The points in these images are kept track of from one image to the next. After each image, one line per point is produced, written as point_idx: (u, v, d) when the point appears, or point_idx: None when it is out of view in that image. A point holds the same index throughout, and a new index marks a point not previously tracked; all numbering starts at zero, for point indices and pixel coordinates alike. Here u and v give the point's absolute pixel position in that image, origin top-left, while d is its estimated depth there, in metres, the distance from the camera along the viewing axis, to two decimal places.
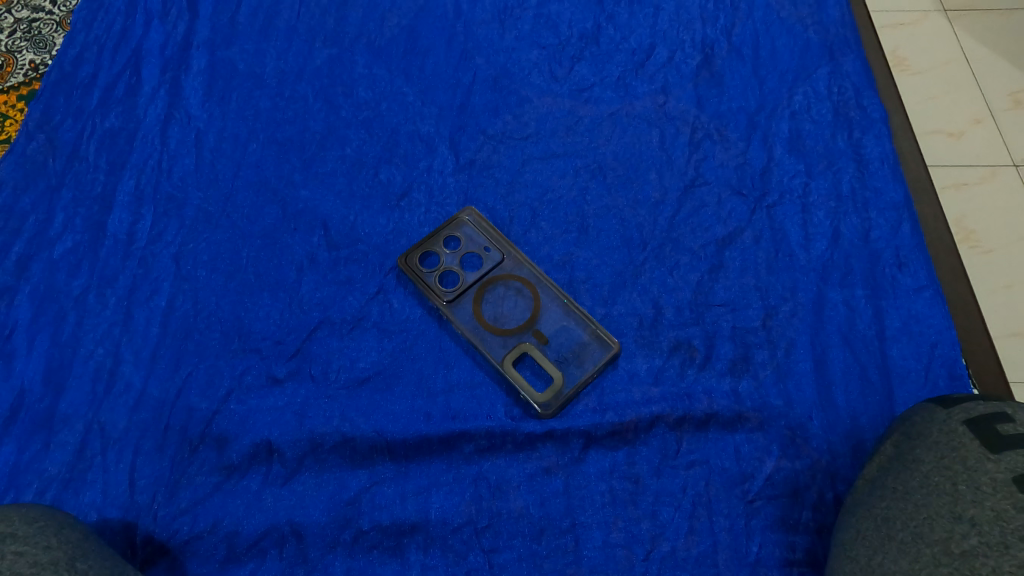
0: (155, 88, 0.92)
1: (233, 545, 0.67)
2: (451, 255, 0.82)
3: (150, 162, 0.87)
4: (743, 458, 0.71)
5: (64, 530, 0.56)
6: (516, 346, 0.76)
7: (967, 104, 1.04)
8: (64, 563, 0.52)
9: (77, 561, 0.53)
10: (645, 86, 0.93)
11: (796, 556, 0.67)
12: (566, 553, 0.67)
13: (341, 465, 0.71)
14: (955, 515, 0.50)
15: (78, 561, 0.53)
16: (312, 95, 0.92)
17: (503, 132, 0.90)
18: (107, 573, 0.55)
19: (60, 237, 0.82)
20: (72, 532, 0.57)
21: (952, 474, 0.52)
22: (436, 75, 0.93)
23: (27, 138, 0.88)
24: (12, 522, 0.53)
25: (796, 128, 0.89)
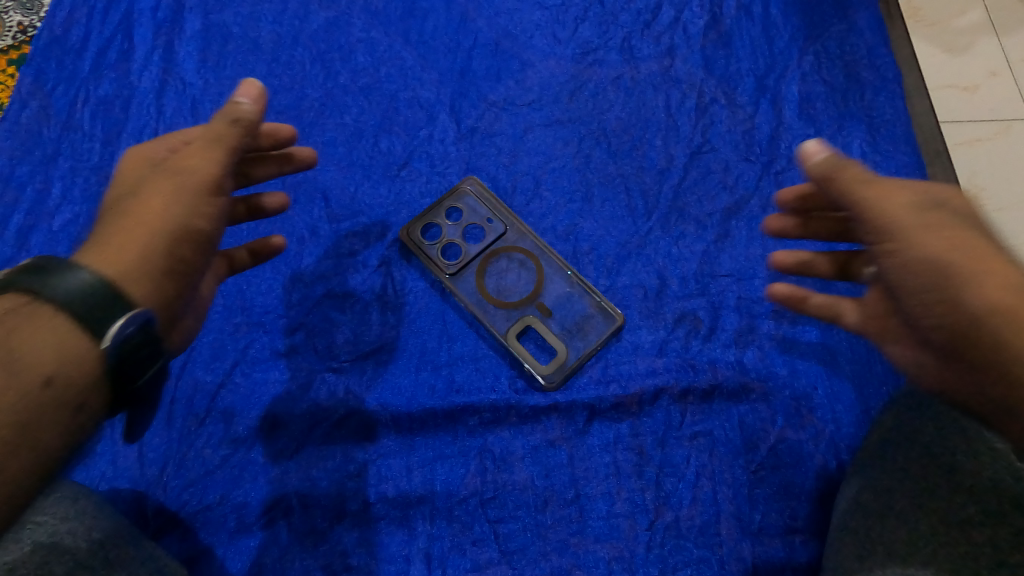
0: (148, 54, 0.90)
1: (243, 515, 0.69)
2: (453, 228, 0.81)
3: (146, 132, 0.86)
4: (747, 429, 0.71)
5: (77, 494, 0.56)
6: (519, 319, 0.76)
7: (984, 56, 1.01)
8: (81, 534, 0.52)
9: (93, 532, 0.53)
10: (650, 47, 0.90)
11: (798, 524, 0.68)
12: (571, 522, 0.68)
13: (346, 438, 0.71)
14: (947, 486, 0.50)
15: (94, 531, 0.53)
16: (310, 61, 0.90)
17: (505, 98, 0.88)
18: (122, 545, 0.55)
19: (58, 209, 0.82)
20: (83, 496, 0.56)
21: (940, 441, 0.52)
22: (436, 38, 0.91)
23: (21, 106, 0.86)
24: (78, 505, 0.54)
25: (806, 90, 0.86)
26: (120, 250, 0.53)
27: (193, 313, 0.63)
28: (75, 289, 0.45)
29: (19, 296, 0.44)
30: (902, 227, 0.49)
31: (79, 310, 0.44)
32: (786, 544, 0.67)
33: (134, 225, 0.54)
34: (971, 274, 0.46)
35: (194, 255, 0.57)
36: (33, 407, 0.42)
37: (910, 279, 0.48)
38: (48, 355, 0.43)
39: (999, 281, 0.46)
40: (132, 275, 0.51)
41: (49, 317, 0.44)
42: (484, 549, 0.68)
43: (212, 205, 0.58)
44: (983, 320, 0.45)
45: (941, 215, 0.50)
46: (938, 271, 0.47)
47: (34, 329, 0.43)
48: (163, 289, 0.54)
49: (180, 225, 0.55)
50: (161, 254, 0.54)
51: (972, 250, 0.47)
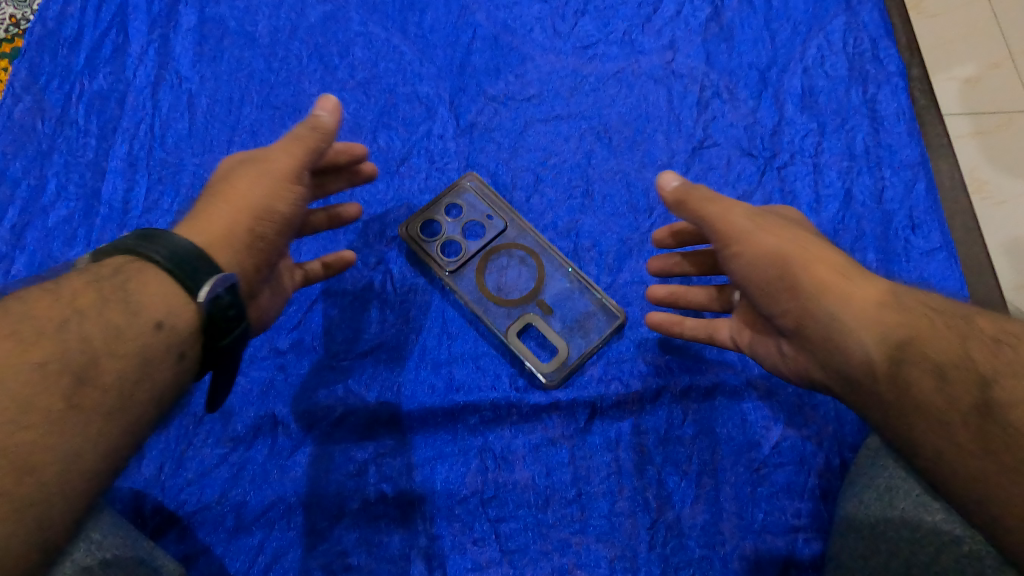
0: (143, 48, 0.89)
1: (242, 515, 0.68)
2: (453, 224, 0.79)
3: (142, 127, 0.85)
4: (749, 427, 0.71)
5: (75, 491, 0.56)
6: (520, 316, 0.75)
7: (986, 48, 1.00)
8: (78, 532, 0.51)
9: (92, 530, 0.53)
10: (651, 41, 0.89)
11: (801, 522, 0.67)
12: (572, 521, 0.68)
13: (345, 437, 0.71)
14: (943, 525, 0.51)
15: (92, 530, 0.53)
16: (307, 56, 0.89)
17: (505, 93, 0.87)
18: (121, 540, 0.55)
19: (54, 205, 0.81)
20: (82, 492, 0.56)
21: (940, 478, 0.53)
22: (434, 32, 0.90)
23: (14, 100, 0.85)
24: None
25: (809, 84, 0.86)
26: (209, 221, 0.54)
27: (269, 291, 0.63)
28: (173, 249, 0.47)
29: (130, 252, 0.47)
30: (738, 230, 0.56)
31: (178, 265, 0.47)
32: (788, 543, 0.67)
33: (221, 204, 0.55)
34: (799, 259, 0.53)
35: (275, 234, 0.58)
36: (148, 348, 0.45)
37: (755, 273, 0.55)
38: (156, 302, 0.45)
39: (820, 263, 0.53)
40: (219, 245, 0.53)
41: (155, 269, 0.47)
42: (485, 548, 0.67)
43: (296, 190, 0.58)
44: (816, 297, 0.51)
45: (764, 221, 0.57)
46: (772, 262, 0.54)
47: (143, 280, 0.46)
48: (245, 264, 0.55)
49: (264, 207, 0.56)
50: (242, 231, 0.55)
51: (798, 242, 0.55)
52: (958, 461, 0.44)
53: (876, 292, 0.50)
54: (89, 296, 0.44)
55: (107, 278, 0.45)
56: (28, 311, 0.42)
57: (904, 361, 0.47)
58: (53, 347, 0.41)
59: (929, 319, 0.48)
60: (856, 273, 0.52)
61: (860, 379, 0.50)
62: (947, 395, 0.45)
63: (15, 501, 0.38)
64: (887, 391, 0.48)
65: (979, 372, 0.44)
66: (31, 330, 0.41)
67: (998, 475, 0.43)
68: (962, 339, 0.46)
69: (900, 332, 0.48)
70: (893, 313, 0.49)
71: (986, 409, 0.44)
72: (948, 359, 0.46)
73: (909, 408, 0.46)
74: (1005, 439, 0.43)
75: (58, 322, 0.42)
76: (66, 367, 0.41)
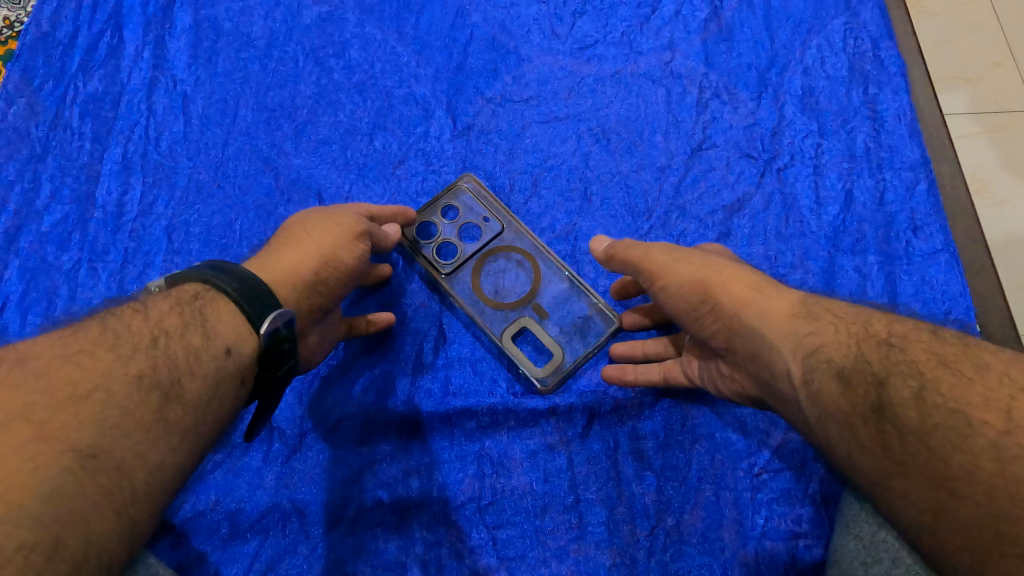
0: (138, 50, 0.88)
1: (237, 522, 0.67)
2: (450, 226, 0.78)
3: (137, 129, 0.84)
4: (750, 432, 0.70)
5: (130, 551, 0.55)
6: (516, 320, 0.75)
7: (988, 47, 0.99)
8: None
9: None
10: (650, 42, 0.88)
11: (802, 529, 0.66)
12: (570, 528, 0.67)
13: (341, 443, 0.70)
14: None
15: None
16: (303, 57, 0.88)
17: (502, 94, 0.86)
18: None
19: (48, 209, 0.80)
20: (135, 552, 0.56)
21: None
22: (431, 33, 0.89)
23: (8, 103, 0.85)
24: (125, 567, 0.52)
25: (809, 85, 0.85)
26: (281, 260, 0.61)
27: (319, 334, 0.66)
28: (243, 283, 0.54)
29: (206, 283, 0.54)
30: (660, 264, 0.61)
31: (246, 300, 0.53)
32: (789, 550, 0.66)
33: (295, 246, 0.62)
34: (716, 281, 0.57)
35: (336, 282, 0.64)
36: (219, 370, 0.51)
37: (680, 301, 0.59)
38: (227, 330, 0.52)
39: (734, 283, 0.56)
40: (284, 281, 0.60)
41: (226, 300, 0.53)
42: (482, 555, 0.66)
43: (360, 245, 0.66)
44: (736, 318, 0.55)
45: (684, 252, 0.62)
46: (692, 289, 0.58)
47: (216, 308, 0.53)
48: (303, 302, 0.61)
49: (329, 254, 0.63)
50: (307, 272, 0.61)
51: (714, 266, 0.58)
52: (866, 460, 0.46)
53: (788, 304, 0.53)
54: (174, 319, 0.51)
55: (188, 304, 0.52)
56: (125, 329, 0.50)
57: (812, 370, 0.48)
58: (146, 362, 0.48)
59: (835, 326, 0.50)
60: (770, 288, 0.55)
61: (785, 392, 0.51)
62: (850, 397, 0.46)
63: (116, 499, 0.44)
64: (805, 401, 0.49)
65: (874, 374, 0.46)
66: (130, 345, 0.49)
67: (899, 474, 0.44)
68: (860, 342, 0.48)
69: (808, 340, 0.50)
70: (803, 322, 0.51)
71: (880, 408, 0.45)
72: (847, 363, 0.47)
73: (822, 415, 0.48)
74: (901, 438, 0.44)
75: (149, 339, 0.49)
76: (157, 381, 0.48)
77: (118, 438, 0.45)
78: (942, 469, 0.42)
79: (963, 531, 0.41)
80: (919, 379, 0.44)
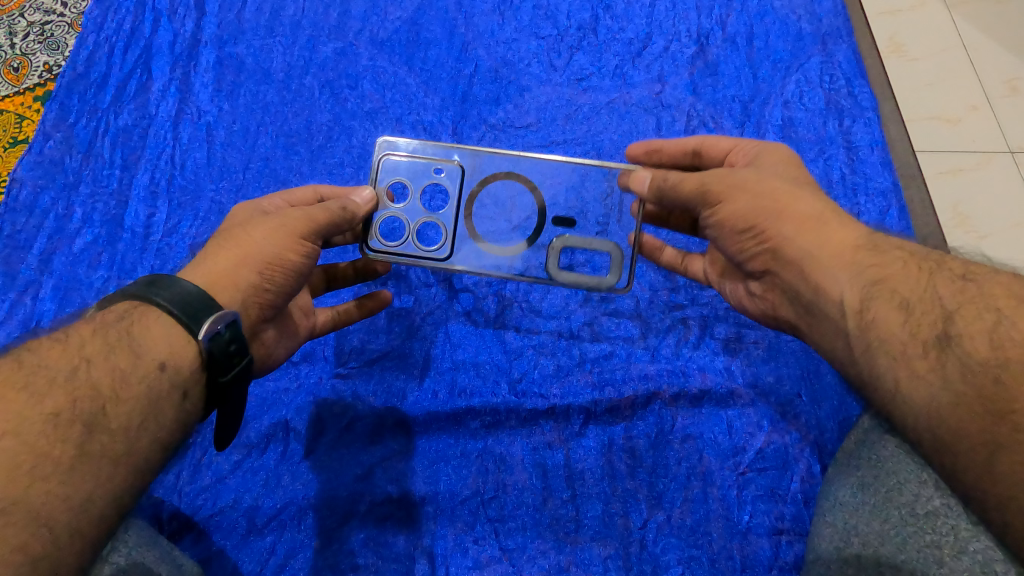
0: (165, 85, 0.94)
1: (255, 518, 0.71)
2: (409, 209, 0.71)
3: (163, 157, 0.90)
4: (735, 432, 0.75)
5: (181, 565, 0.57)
6: (551, 249, 0.73)
7: (964, 92, 1.05)
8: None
9: None
10: (641, 75, 0.95)
11: (785, 524, 0.71)
12: (568, 521, 0.72)
13: (354, 442, 0.75)
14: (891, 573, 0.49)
15: None
16: (318, 88, 0.95)
17: (504, 121, 0.93)
18: None
19: (79, 231, 0.85)
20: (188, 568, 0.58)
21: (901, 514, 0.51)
22: (438, 66, 0.96)
23: (44, 136, 0.90)
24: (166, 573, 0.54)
25: (788, 116, 0.92)
26: (214, 263, 0.55)
27: (274, 328, 0.63)
28: (179, 295, 0.49)
29: (134, 299, 0.50)
30: (717, 186, 0.58)
31: (180, 310, 0.49)
32: (773, 542, 0.70)
33: (234, 245, 0.56)
34: (775, 209, 0.56)
35: (285, 282, 0.58)
36: (153, 389, 0.48)
37: (730, 223, 0.58)
38: (159, 345, 0.49)
39: (796, 212, 0.55)
40: (220, 286, 0.54)
41: (157, 313, 0.50)
42: (485, 547, 0.70)
43: (309, 245, 0.59)
44: (786, 244, 0.55)
45: (746, 171, 0.58)
46: (746, 214, 0.57)
47: (146, 324, 0.49)
48: (250, 305, 0.57)
49: (272, 256, 0.57)
50: (248, 275, 0.56)
51: (775, 192, 0.56)
52: (918, 390, 0.47)
53: (853, 235, 0.54)
54: (96, 342, 0.48)
55: (112, 325, 0.49)
56: (42, 362, 0.46)
57: (871, 299, 0.50)
58: (65, 395, 0.45)
59: (902, 262, 0.52)
60: (832, 216, 0.56)
61: (831, 315, 0.53)
62: (910, 327, 0.48)
63: (33, 551, 0.41)
64: (852, 328, 0.51)
65: (943, 309, 0.47)
66: (46, 379, 0.45)
67: (954, 403, 0.45)
68: (929, 277, 0.50)
69: (870, 272, 0.51)
70: (866, 255, 0.53)
71: (945, 338, 0.46)
72: (913, 295, 0.49)
73: (872, 344, 0.50)
74: (962, 369, 0.45)
75: (69, 370, 0.46)
76: (77, 415, 0.45)
77: (36, 482, 0.42)
78: (1005, 403, 0.42)
79: (1013, 473, 0.42)
80: (995, 315, 0.45)
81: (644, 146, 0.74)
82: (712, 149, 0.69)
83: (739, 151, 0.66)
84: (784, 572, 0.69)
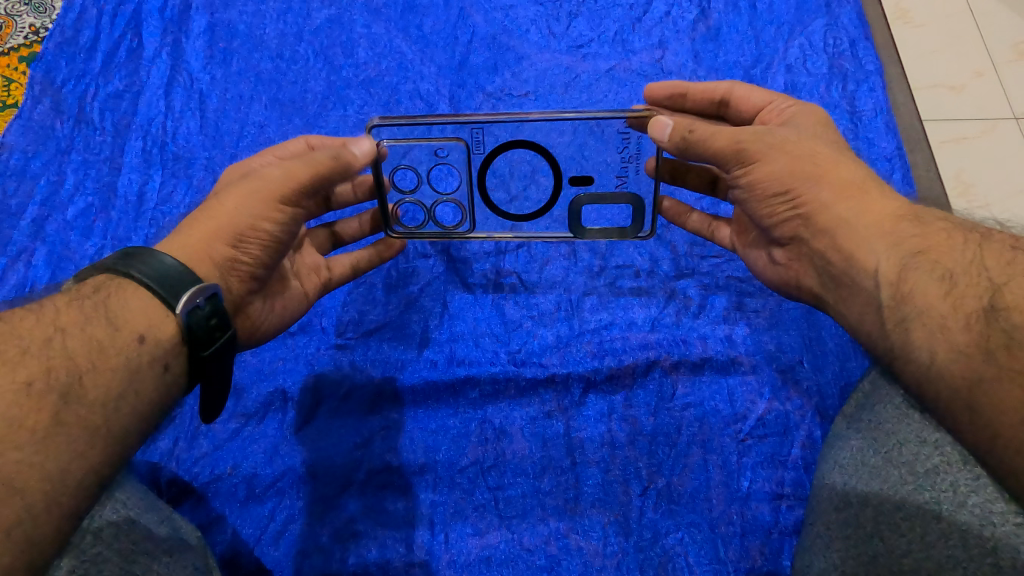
0: (157, 51, 0.93)
1: (253, 485, 0.71)
2: (427, 189, 0.70)
3: (156, 124, 0.89)
4: (735, 399, 0.75)
5: (182, 528, 0.56)
6: (567, 206, 0.72)
7: (969, 58, 1.03)
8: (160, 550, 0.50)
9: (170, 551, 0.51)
10: (642, 41, 0.94)
11: (785, 490, 0.71)
12: (567, 489, 0.71)
13: (352, 411, 0.75)
14: (892, 532, 0.49)
15: (171, 552, 0.51)
16: (313, 56, 0.93)
17: (502, 89, 0.91)
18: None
19: (72, 199, 0.84)
20: (192, 532, 0.57)
21: (902, 472, 0.49)
22: (434, 33, 0.94)
23: (34, 101, 0.89)
24: (155, 520, 0.52)
25: (792, 81, 0.90)
26: (189, 235, 0.55)
27: (264, 298, 0.62)
28: (157, 271, 0.50)
29: (110, 272, 0.50)
30: (751, 144, 0.58)
31: (158, 284, 0.50)
32: (773, 508, 0.70)
33: (207, 217, 0.56)
34: (812, 173, 0.56)
35: (263, 251, 0.58)
36: (132, 361, 0.48)
37: (762, 185, 0.58)
38: (138, 318, 0.49)
39: (835, 178, 0.56)
40: (195, 261, 0.55)
41: (134, 286, 0.50)
42: (485, 514, 0.70)
43: (285, 211, 0.58)
44: (822, 211, 0.56)
45: (783, 132, 0.59)
46: (781, 176, 0.57)
47: (122, 296, 0.49)
48: (229, 278, 0.57)
49: (244, 227, 0.56)
50: (222, 249, 0.56)
51: (813, 156, 0.57)
52: (955, 364, 0.45)
53: (894, 206, 0.54)
54: (73, 313, 0.48)
55: (88, 297, 0.49)
56: (13, 331, 0.46)
57: (910, 269, 0.49)
58: (39, 365, 0.44)
59: (946, 233, 0.51)
60: (874, 187, 0.56)
61: (862, 284, 0.53)
62: (952, 298, 0.47)
63: (8, 523, 0.40)
64: (886, 299, 0.50)
65: (989, 280, 0.46)
66: (18, 349, 0.45)
67: (998, 379, 0.43)
68: (976, 250, 0.48)
69: (910, 243, 0.51)
70: (908, 226, 0.52)
71: (992, 311, 0.45)
72: (958, 267, 0.48)
73: (907, 317, 0.49)
74: (1008, 344, 0.43)
75: (42, 340, 0.46)
76: (52, 384, 0.44)
77: (9, 452, 0.41)
78: None
79: None
80: None
81: (670, 88, 0.70)
82: (743, 104, 0.68)
83: (772, 110, 0.66)
84: (783, 537, 0.68)
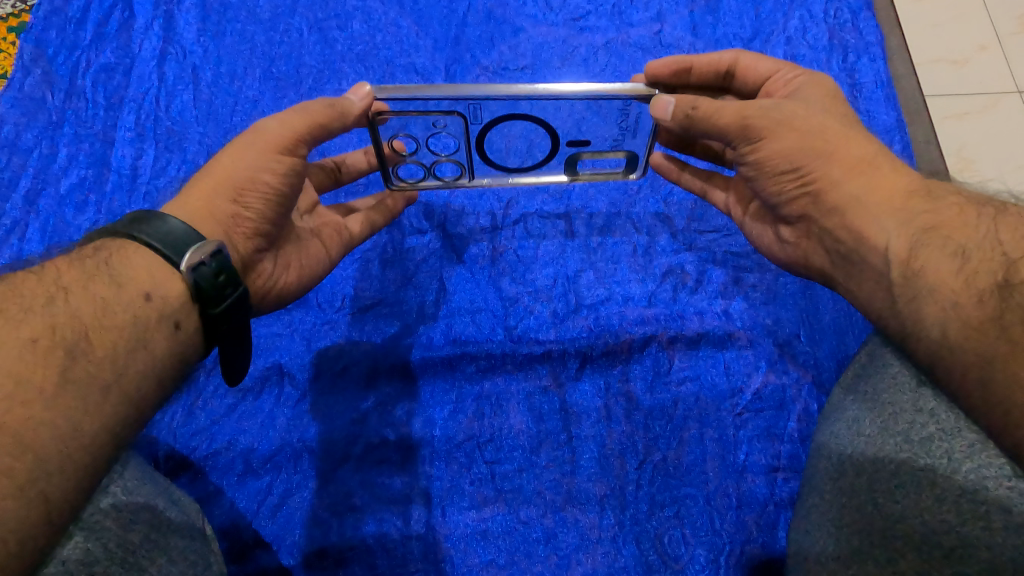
0: (149, 24, 0.92)
1: (250, 459, 0.71)
2: (426, 152, 0.68)
3: (148, 98, 0.88)
4: (732, 373, 0.75)
5: (179, 500, 0.56)
6: (566, 158, 0.71)
7: (972, 33, 1.02)
8: (155, 521, 0.50)
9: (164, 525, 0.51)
10: (640, 13, 0.93)
11: (780, 463, 0.71)
12: (563, 463, 0.71)
13: (350, 386, 0.75)
14: (889, 499, 0.49)
15: (165, 525, 0.51)
16: (306, 29, 0.92)
17: (498, 62, 0.90)
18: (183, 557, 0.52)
19: (65, 172, 0.84)
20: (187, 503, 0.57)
21: (898, 441, 0.49)
22: (430, 6, 0.93)
23: (24, 73, 0.88)
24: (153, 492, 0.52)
25: (791, 53, 0.89)
26: (194, 194, 0.56)
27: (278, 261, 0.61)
28: (162, 232, 0.50)
29: (116, 235, 0.51)
30: (758, 119, 0.58)
31: (164, 244, 0.50)
32: (768, 481, 0.70)
33: (210, 175, 0.56)
34: (822, 150, 0.56)
35: (267, 205, 0.57)
36: (139, 318, 0.48)
37: (771, 163, 0.58)
38: (142, 275, 0.49)
39: (845, 154, 0.56)
40: (200, 218, 0.55)
41: (138, 246, 0.50)
42: (481, 487, 0.71)
43: (285, 160, 0.57)
44: (832, 189, 0.55)
45: (792, 106, 0.58)
46: (790, 153, 0.57)
47: (124, 255, 0.49)
48: (235, 235, 0.56)
49: (243, 179, 0.56)
50: (224, 204, 0.56)
51: (824, 132, 0.57)
52: (967, 339, 0.44)
53: (906, 181, 0.54)
54: (75, 271, 0.48)
55: (89, 257, 0.49)
56: (15, 290, 0.45)
57: (920, 246, 0.49)
58: (42, 323, 0.44)
59: (959, 208, 0.50)
60: (884, 162, 0.55)
61: (872, 262, 0.53)
62: (964, 275, 0.46)
63: (18, 477, 0.40)
64: (897, 276, 0.50)
65: (1004, 255, 0.45)
66: (20, 307, 0.44)
67: (1012, 356, 0.42)
68: (989, 225, 0.48)
69: (922, 219, 0.50)
70: (920, 202, 0.52)
71: (1006, 288, 0.44)
72: (970, 242, 0.47)
73: (918, 295, 0.48)
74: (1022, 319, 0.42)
75: (45, 298, 0.46)
76: (58, 341, 0.44)
77: (15, 408, 0.41)
78: None
79: None
80: None
81: (676, 66, 0.67)
82: (747, 73, 0.68)
83: (777, 80, 0.65)
84: (778, 510, 0.69)
